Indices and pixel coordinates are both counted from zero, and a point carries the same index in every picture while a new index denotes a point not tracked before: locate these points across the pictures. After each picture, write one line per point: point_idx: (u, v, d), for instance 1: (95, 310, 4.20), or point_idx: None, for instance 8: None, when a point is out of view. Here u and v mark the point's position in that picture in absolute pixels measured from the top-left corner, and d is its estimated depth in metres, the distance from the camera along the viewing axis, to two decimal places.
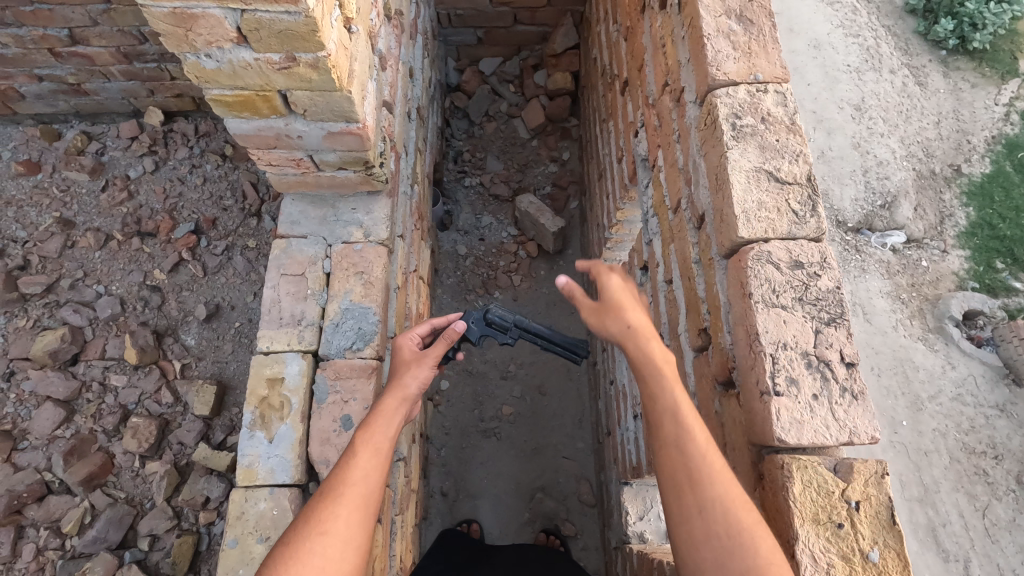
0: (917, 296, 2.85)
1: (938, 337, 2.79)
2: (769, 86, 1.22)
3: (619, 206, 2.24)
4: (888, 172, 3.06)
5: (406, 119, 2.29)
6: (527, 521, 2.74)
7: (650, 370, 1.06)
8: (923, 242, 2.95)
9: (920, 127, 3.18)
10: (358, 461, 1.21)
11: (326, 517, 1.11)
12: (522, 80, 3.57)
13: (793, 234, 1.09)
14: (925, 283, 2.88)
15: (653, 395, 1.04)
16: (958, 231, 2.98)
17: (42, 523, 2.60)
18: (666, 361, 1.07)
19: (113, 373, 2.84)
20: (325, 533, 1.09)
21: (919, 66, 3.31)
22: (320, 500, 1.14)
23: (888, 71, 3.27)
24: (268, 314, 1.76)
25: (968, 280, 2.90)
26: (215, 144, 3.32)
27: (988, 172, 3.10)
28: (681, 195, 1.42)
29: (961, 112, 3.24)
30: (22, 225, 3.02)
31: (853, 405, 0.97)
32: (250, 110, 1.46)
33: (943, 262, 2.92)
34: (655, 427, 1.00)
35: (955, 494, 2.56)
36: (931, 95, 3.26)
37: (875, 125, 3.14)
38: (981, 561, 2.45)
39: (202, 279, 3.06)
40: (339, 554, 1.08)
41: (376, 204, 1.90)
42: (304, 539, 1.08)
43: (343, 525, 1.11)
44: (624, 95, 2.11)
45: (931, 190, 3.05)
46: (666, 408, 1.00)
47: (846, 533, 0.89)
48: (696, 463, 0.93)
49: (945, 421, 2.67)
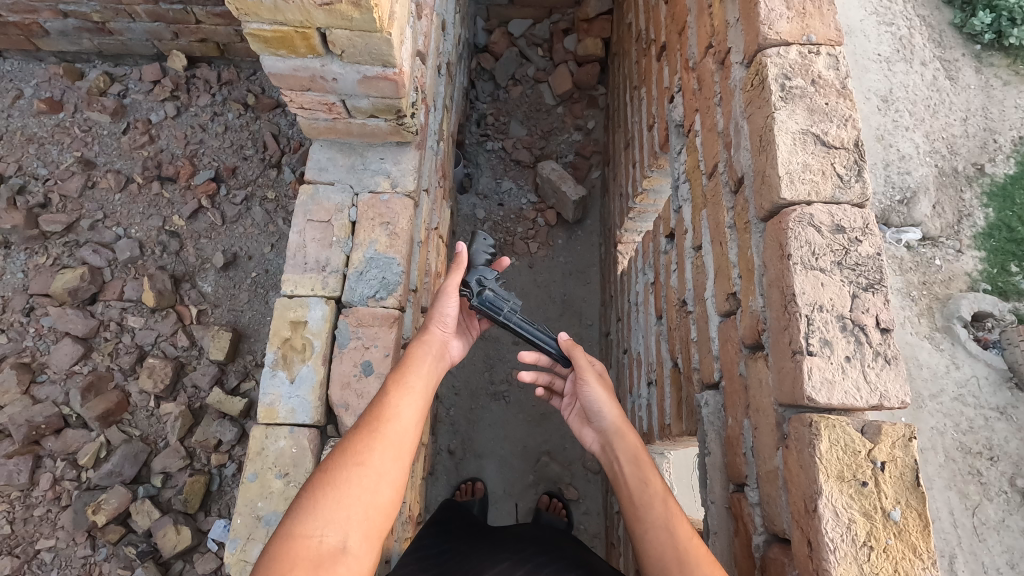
0: (925, 296, 2.19)
1: (944, 336, 2.13)
2: (821, 48, 1.20)
3: (646, 174, 2.22)
4: (906, 167, 2.35)
5: (437, 73, 2.26)
6: (531, 484, 2.79)
7: (633, 462, 1.26)
8: (936, 243, 2.26)
9: (946, 122, 2.45)
10: (391, 400, 1.24)
11: (363, 450, 1.13)
12: (551, 44, 3.51)
13: (836, 199, 1.08)
14: (934, 281, 2.21)
15: (636, 482, 1.22)
16: (973, 233, 2.29)
17: (59, 454, 2.67)
18: (643, 452, 1.29)
19: (131, 315, 2.87)
20: (362, 464, 1.12)
21: (951, 60, 2.55)
22: (358, 435, 1.16)
23: (915, 62, 2.52)
24: (293, 259, 1.76)
25: (980, 282, 2.23)
26: (237, 93, 3.29)
27: (1013, 174, 2.39)
28: (719, 159, 1.40)
29: (989, 112, 2.51)
30: (44, 163, 3.03)
31: (886, 368, 0.97)
32: (287, 48, 1.44)
33: (955, 262, 2.24)
34: (643, 510, 1.17)
35: (945, 492, 2.00)
36: (960, 91, 2.52)
37: (897, 119, 2.43)
38: (966, 558, 1.92)
39: (220, 227, 3.07)
40: (376, 485, 1.11)
41: (405, 155, 1.89)
42: (343, 468, 1.11)
43: (381, 458, 1.14)
44: (660, 60, 2.07)
45: (949, 191, 2.35)
46: (650, 493, 1.20)
47: (870, 491, 0.90)
48: (681, 542, 1.10)
49: (942, 419, 2.05)
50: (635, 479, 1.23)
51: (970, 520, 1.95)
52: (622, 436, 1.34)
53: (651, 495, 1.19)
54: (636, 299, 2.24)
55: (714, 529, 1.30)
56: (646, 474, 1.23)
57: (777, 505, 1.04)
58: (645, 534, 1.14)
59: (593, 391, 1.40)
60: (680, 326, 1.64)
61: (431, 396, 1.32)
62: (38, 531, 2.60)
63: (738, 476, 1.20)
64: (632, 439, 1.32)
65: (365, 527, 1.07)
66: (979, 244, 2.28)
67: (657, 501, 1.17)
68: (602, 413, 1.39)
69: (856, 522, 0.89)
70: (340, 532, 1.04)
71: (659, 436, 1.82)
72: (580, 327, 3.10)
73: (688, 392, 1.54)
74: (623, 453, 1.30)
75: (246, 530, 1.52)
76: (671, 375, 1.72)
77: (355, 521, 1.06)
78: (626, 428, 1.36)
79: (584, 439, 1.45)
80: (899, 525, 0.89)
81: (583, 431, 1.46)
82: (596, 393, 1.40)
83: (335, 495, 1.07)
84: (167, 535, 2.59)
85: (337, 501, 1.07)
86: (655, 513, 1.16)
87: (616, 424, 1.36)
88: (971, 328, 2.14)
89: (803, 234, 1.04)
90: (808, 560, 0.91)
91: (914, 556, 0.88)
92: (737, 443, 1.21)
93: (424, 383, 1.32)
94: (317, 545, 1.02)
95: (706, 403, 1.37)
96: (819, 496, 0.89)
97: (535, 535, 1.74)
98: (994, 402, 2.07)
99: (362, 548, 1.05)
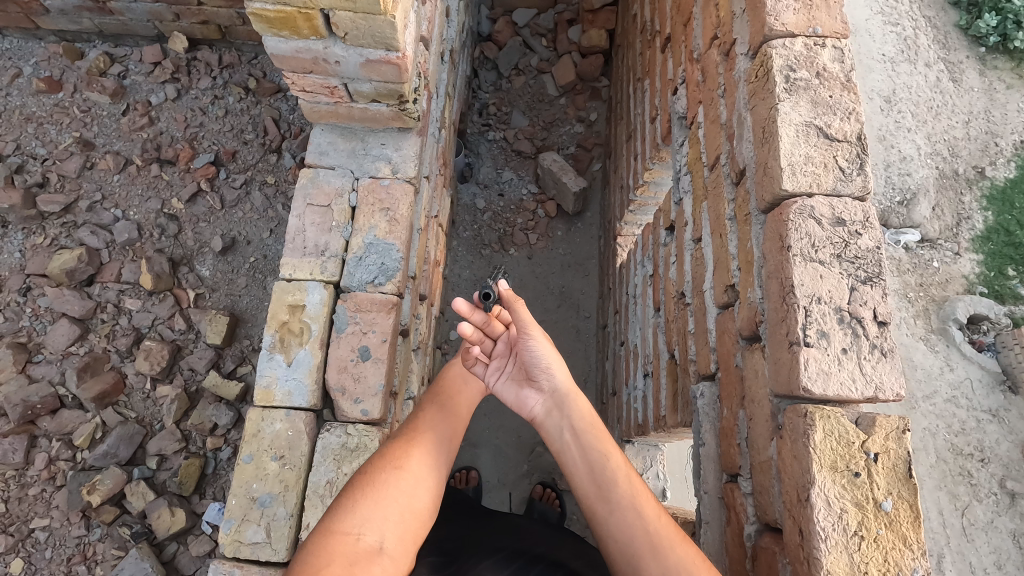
0: (922, 297, 2.19)
1: (939, 338, 2.14)
2: (827, 41, 1.19)
3: (648, 166, 2.21)
4: (907, 168, 2.36)
5: (439, 60, 2.24)
6: (525, 473, 2.81)
7: (590, 435, 1.23)
8: (934, 245, 2.27)
9: (948, 124, 2.45)
10: (426, 416, 1.26)
11: (402, 455, 1.14)
12: (555, 34, 3.50)
13: (838, 191, 1.08)
14: (931, 283, 2.21)
15: (596, 458, 1.18)
16: (972, 236, 2.29)
17: (54, 434, 2.68)
18: (595, 421, 1.26)
19: (128, 297, 2.86)
20: (401, 468, 1.12)
21: (956, 61, 2.55)
22: (396, 444, 1.18)
23: (919, 63, 2.52)
24: (292, 243, 1.76)
25: (976, 285, 2.23)
26: (238, 77, 3.27)
27: (1012, 177, 2.39)
28: (721, 151, 1.40)
29: (991, 115, 2.51)
30: (42, 142, 3.01)
31: (882, 360, 0.98)
32: (290, 28, 1.43)
33: (952, 264, 2.24)
34: (607, 489, 1.12)
35: (936, 492, 2.01)
36: (963, 93, 2.52)
37: (899, 120, 2.43)
38: (954, 558, 1.93)
39: (219, 212, 3.06)
40: (414, 491, 1.10)
41: (406, 141, 1.88)
42: (383, 470, 1.11)
43: (417, 464, 1.14)
44: (665, 52, 2.06)
45: (949, 194, 2.35)
46: (612, 469, 1.16)
47: (862, 482, 0.91)
48: (650, 522, 1.06)
49: (934, 420, 2.06)
50: (595, 455, 1.19)
51: (959, 521, 1.97)
52: (574, 400, 1.29)
53: (614, 472, 1.15)
54: (634, 291, 2.24)
55: (706, 520, 1.30)
56: (605, 448, 1.20)
57: (769, 495, 1.04)
58: (610, 516, 1.09)
59: (541, 347, 1.33)
60: (678, 319, 1.65)
61: (464, 419, 1.34)
62: (32, 511, 2.60)
63: (732, 467, 1.21)
64: (582, 402, 1.29)
65: (401, 529, 1.05)
66: (977, 247, 2.28)
67: (621, 478, 1.13)
68: (551, 371, 1.32)
69: (848, 511, 0.89)
70: (378, 530, 1.02)
71: (654, 428, 1.83)
72: (577, 319, 3.11)
73: (684, 383, 1.55)
74: (576, 424, 1.25)
75: (241, 511, 1.53)
76: (668, 367, 1.73)
77: (392, 522, 1.04)
78: (577, 393, 1.32)
79: (525, 401, 1.35)
80: (890, 515, 0.90)
81: (522, 393, 1.36)
82: (542, 351, 1.33)
83: (374, 495, 1.06)
84: (162, 517, 2.60)
85: (375, 501, 1.06)
86: (621, 491, 1.12)
87: (565, 384, 1.32)
88: (968, 331, 2.15)
89: (806, 228, 1.04)
90: (799, 549, 0.92)
91: (904, 546, 0.89)
92: (732, 434, 1.21)
93: (457, 403, 1.34)
94: (355, 542, 0.99)
95: (701, 395, 1.37)
96: (812, 485, 0.90)
97: (529, 524, 1.74)
98: (986, 404, 2.08)
99: (398, 550, 1.02)
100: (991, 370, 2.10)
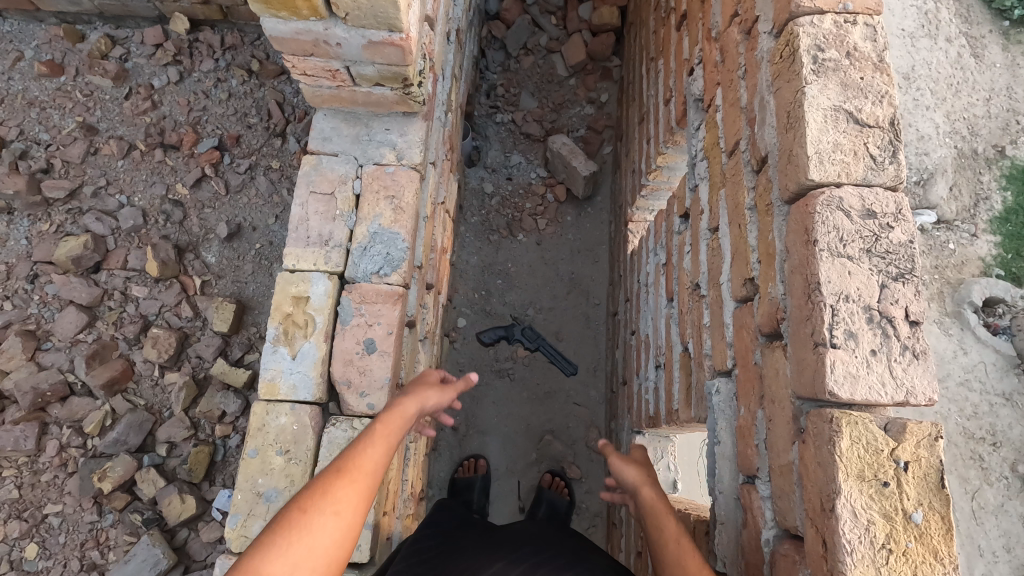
0: (937, 280, 1.81)
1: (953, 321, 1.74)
2: (858, 17, 1.11)
3: (662, 151, 2.14)
4: (923, 147, 1.95)
5: (445, 40, 2.17)
6: (534, 462, 2.78)
7: (648, 514, 1.24)
8: (950, 226, 1.85)
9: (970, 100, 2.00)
10: (370, 447, 1.16)
11: (332, 493, 1.04)
12: (565, 12, 3.38)
13: (868, 181, 1.02)
14: (946, 265, 1.82)
15: (651, 532, 1.18)
16: (991, 218, 1.89)
17: (65, 421, 2.69)
18: (660, 504, 1.25)
19: (135, 284, 2.85)
20: (329, 508, 1.02)
21: (979, 34, 2.05)
22: (328, 475, 1.08)
23: (940, 38, 2.01)
24: (295, 232, 1.71)
25: (993, 269, 1.83)
26: (241, 58, 3.19)
27: None
28: (741, 136, 1.33)
29: (1014, 92, 2.05)
30: (45, 128, 2.97)
31: (914, 363, 0.92)
32: (288, 10, 1.36)
33: (969, 247, 1.85)
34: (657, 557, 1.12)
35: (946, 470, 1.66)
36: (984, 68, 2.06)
37: (914, 98, 1.99)
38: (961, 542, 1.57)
39: (224, 197, 3.02)
40: (341, 537, 1.01)
41: (412, 126, 1.82)
42: (307, 508, 1.01)
43: (349, 503, 1.05)
44: (680, 30, 1.98)
45: (967, 173, 1.93)
46: (664, 539, 1.14)
47: (891, 492, 0.86)
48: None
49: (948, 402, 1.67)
50: (651, 529, 1.19)
51: (968, 505, 1.58)
52: (641, 489, 1.31)
53: (664, 539, 1.14)
54: (645, 279, 2.19)
55: (720, 520, 1.27)
56: (659, 521, 1.19)
57: (789, 501, 1.00)
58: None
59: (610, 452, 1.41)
60: (692, 311, 1.59)
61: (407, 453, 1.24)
62: (46, 496, 2.62)
63: (749, 467, 1.17)
64: (649, 490, 1.29)
65: None
66: (994, 229, 1.89)
67: (669, 545, 1.11)
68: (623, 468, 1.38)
69: (876, 523, 0.85)
70: None
71: (665, 421, 1.80)
72: (587, 306, 3.06)
73: (698, 377, 1.51)
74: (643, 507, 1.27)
75: (246, 506, 1.51)
76: (681, 360, 1.68)
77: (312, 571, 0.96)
78: (647, 483, 1.33)
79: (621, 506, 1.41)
80: (920, 527, 0.85)
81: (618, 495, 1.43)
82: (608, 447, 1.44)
83: (295, 538, 0.97)
84: (172, 503, 2.62)
85: (296, 542, 0.97)
86: (670, 557, 1.10)
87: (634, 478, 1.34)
88: (984, 314, 1.74)
89: (834, 219, 0.97)
90: (821, 560, 0.88)
91: (935, 560, 0.84)
92: (749, 434, 1.17)
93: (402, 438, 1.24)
94: None
95: (717, 391, 1.33)
96: (838, 496, 0.85)
97: (532, 527, 1.70)
98: (1000, 387, 1.67)
99: None
100: (1008, 352, 1.68)
